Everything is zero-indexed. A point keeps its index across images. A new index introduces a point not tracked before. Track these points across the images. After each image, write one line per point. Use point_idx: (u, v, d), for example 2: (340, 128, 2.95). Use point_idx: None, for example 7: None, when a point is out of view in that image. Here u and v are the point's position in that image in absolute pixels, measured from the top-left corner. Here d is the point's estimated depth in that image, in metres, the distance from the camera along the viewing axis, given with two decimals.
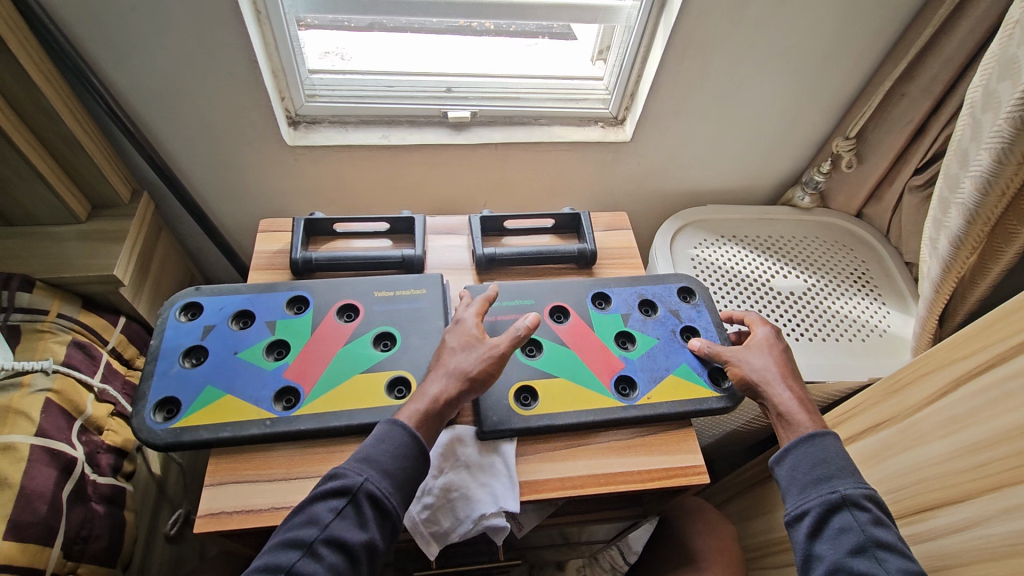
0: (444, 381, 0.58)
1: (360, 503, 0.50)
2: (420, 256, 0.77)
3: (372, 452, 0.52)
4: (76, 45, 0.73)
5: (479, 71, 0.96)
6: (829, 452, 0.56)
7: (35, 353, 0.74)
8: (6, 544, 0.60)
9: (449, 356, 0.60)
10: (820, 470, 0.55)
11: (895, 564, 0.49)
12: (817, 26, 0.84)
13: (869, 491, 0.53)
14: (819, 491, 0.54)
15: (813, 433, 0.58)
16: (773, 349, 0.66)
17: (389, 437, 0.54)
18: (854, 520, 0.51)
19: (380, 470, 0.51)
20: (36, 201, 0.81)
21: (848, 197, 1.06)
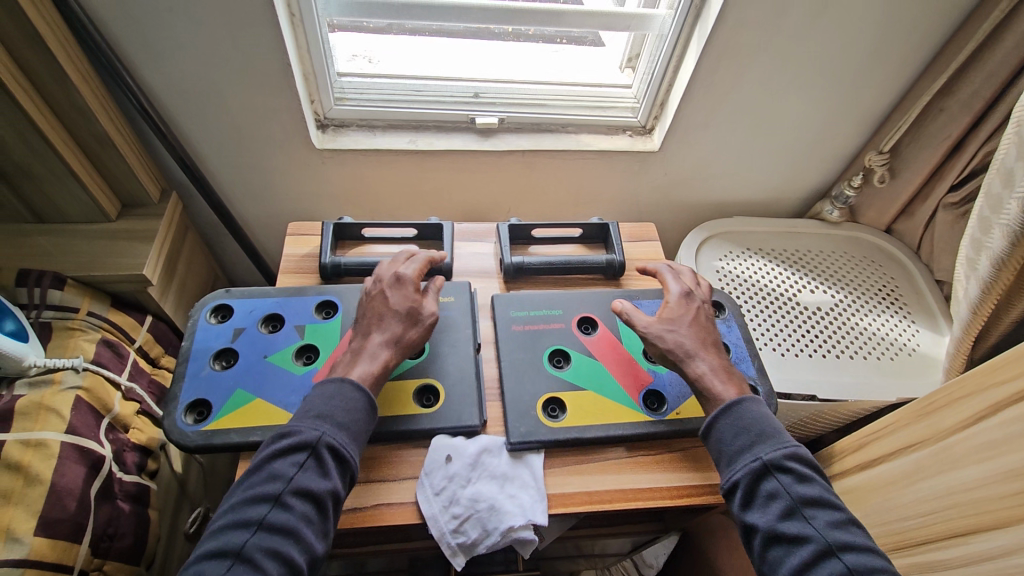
0: (384, 347, 0.60)
1: (319, 454, 0.52)
2: (450, 263, 0.77)
3: (321, 407, 0.55)
4: (114, 45, 0.74)
5: (507, 77, 0.96)
6: (748, 420, 0.57)
7: (67, 351, 0.74)
8: (37, 540, 0.61)
9: (381, 319, 0.62)
10: (742, 440, 0.56)
11: (822, 519, 0.51)
12: (853, 39, 0.84)
13: (789, 451, 0.55)
14: (744, 460, 0.55)
15: (733, 401, 0.59)
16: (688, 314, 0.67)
17: (335, 392, 0.56)
18: (779, 483, 0.53)
19: (333, 423, 0.54)
20: (69, 198, 0.82)
21: (878, 211, 1.05)
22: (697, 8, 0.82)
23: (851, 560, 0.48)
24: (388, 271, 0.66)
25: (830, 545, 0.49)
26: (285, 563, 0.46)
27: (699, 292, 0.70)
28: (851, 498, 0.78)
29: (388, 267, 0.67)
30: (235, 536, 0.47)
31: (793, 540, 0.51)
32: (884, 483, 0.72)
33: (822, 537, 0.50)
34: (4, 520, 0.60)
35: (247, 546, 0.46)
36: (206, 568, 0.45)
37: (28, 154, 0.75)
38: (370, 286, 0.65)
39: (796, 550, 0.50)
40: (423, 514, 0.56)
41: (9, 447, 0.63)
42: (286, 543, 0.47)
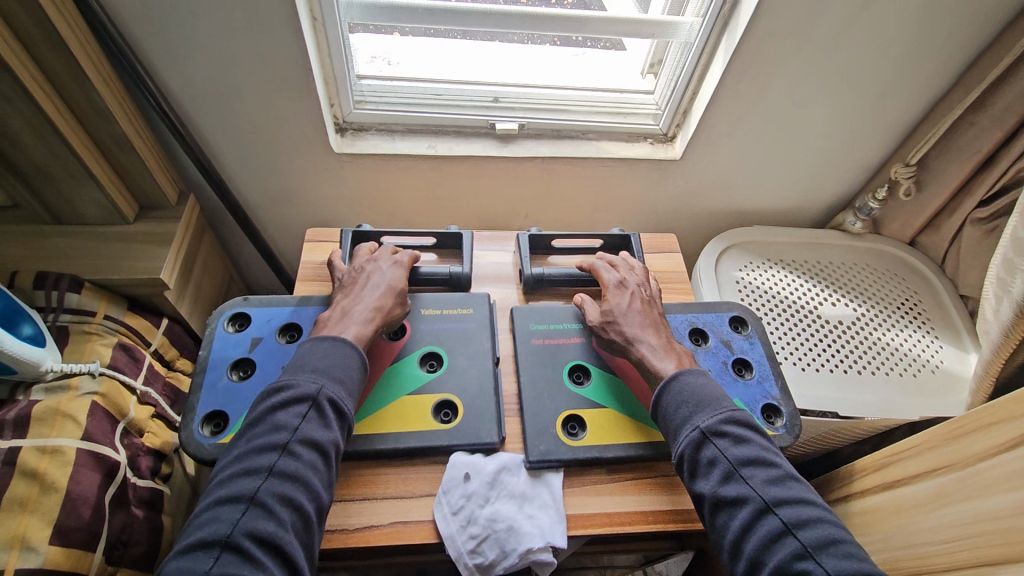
0: (380, 313, 0.63)
1: (321, 405, 0.53)
2: (467, 273, 0.76)
3: (321, 364, 0.55)
4: (135, 47, 0.73)
5: (527, 82, 0.95)
6: (683, 392, 0.59)
7: (83, 355, 0.74)
8: (52, 549, 0.61)
9: (375, 288, 0.65)
10: (682, 411, 0.58)
11: (759, 477, 0.53)
12: (885, 50, 0.81)
13: (725, 415, 0.56)
14: (683, 432, 0.57)
15: (672, 376, 0.60)
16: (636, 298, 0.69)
17: (332, 348, 0.57)
18: (716, 448, 0.55)
19: (333, 377, 0.55)
20: (87, 200, 0.81)
21: (902, 224, 1.03)
22: (725, 15, 0.80)
23: (787, 515, 0.49)
24: (384, 254, 0.70)
25: (767, 502, 0.51)
26: (297, 510, 0.47)
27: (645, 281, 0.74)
28: (872, 519, 0.76)
29: (382, 252, 0.71)
30: (246, 482, 0.47)
31: (733, 503, 0.52)
32: (907, 507, 0.70)
33: (759, 496, 0.51)
34: (20, 528, 0.60)
35: (260, 491, 0.46)
36: (221, 513, 0.45)
37: (46, 154, 0.74)
38: (362, 264, 0.69)
39: (738, 513, 0.51)
40: (440, 534, 0.55)
41: (25, 454, 0.63)
42: (296, 489, 0.48)
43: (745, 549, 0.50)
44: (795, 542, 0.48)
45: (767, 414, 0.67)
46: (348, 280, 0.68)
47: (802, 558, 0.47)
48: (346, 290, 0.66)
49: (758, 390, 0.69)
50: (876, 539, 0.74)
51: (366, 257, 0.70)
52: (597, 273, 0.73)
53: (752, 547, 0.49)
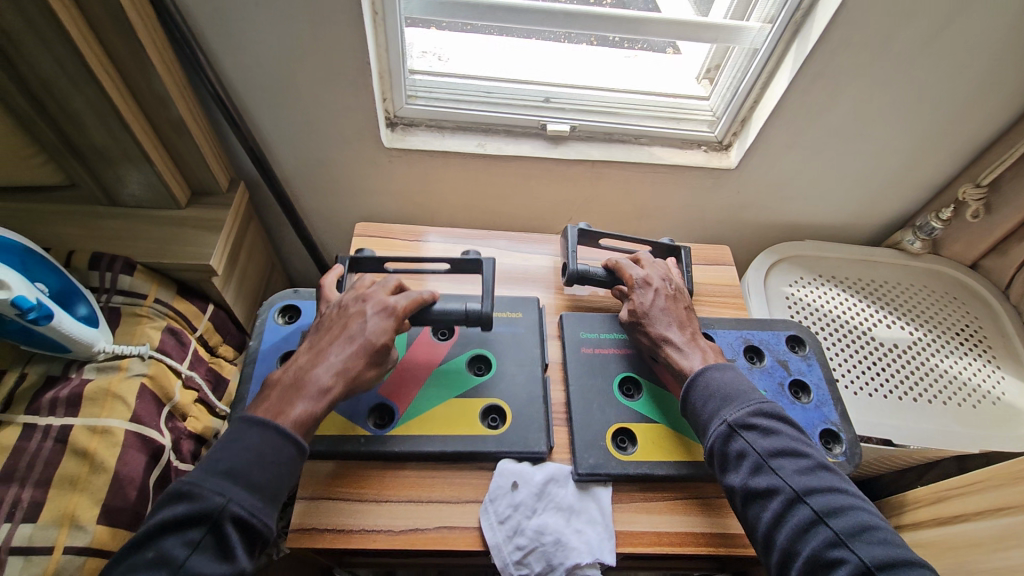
0: (338, 385, 0.54)
1: (221, 528, 0.45)
2: (489, 312, 0.62)
3: (235, 463, 0.47)
4: (199, 35, 0.72)
5: (579, 83, 0.93)
6: (708, 388, 0.58)
7: (133, 338, 0.75)
8: (99, 528, 0.62)
9: (344, 347, 0.55)
10: (710, 406, 0.57)
11: (789, 467, 0.51)
12: (964, 64, 0.78)
13: (753, 408, 0.55)
14: (711, 426, 0.56)
15: (696, 374, 0.59)
16: (669, 303, 0.67)
17: (258, 444, 0.49)
18: (744, 439, 0.54)
19: (245, 487, 0.47)
20: (143, 184, 0.81)
21: (965, 246, 0.99)
22: (796, 23, 0.77)
23: (819, 503, 0.49)
24: (377, 294, 0.58)
25: (798, 492, 0.50)
26: None
27: (677, 280, 0.70)
28: (925, 553, 0.73)
29: (377, 289, 0.59)
30: None
31: (764, 494, 0.51)
32: (964, 545, 0.67)
33: (790, 486, 0.50)
34: (69, 506, 0.61)
35: None
36: None
37: (106, 137, 0.73)
38: (349, 301, 0.59)
39: (768, 504, 0.50)
40: (487, 542, 0.55)
41: (76, 433, 0.65)
42: None
43: (777, 540, 0.49)
44: (828, 530, 0.47)
45: (825, 440, 0.66)
46: (328, 323, 0.58)
47: (836, 545, 0.46)
48: (318, 337, 0.57)
49: (817, 415, 0.67)
50: None
51: (356, 294, 0.59)
52: (622, 270, 0.70)
53: (785, 537, 0.48)
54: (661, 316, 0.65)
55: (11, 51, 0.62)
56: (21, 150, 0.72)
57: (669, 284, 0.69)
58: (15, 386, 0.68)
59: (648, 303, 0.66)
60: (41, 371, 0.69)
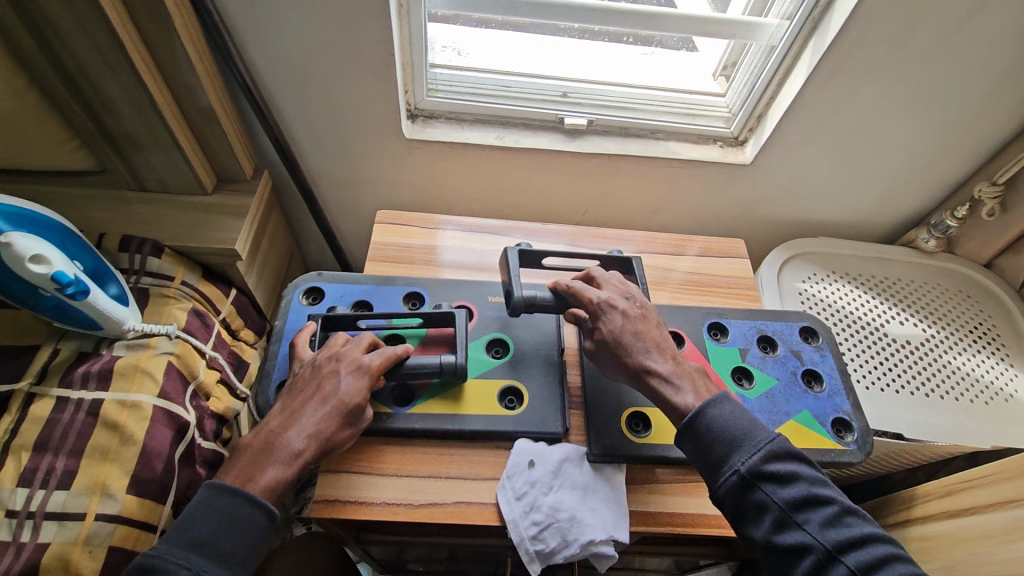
0: (309, 450, 0.55)
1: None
2: (462, 365, 0.62)
3: (204, 531, 0.50)
4: (229, 25, 0.74)
5: (597, 79, 0.94)
6: (711, 431, 0.55)
7: (162, 318, 0.77)
8: (128, 497, 0.64)
9: (315, 410, 0.56)
10: (716, 451, 0.54)
11: (815, 520, 0.50)
12: (982, 61, 0.78)
13: (765, 452, 0.53)
14: (721, 474, 0.53)
15: (696, 412, 0.56)
16: (641, 326, 0.61)
17: (227, 512, 0.51)
18: (762, 492, 0.51)
19: (211, 554, 0.49)
20: (172, 170, 0.83)
21: (980, 244, 0.99)
22: (814, 19, 0.78)
23: (852, 561, 0.48)
24: (351, 354, 0.60)
25: (829, 550, 0.49)
26: None
27: (636, 293, 0.65)
28: (934, 546, 0.74)
29: (351, 349, 0.61)
30: None
31: (793, 552, 0.50)
32: (973, 537, 0.68)
33: (818, 542, 0.49)
34: (101, 476, 0.64)
35: None
36: None
37: (138, 123, 0.75)
38: (323, 362, 0.60)
39: (799, 561, 0.49)
40: (503, 517, 0.57)
41: (107, 407, 0.67)
42: None
43: None
44: None
45: (837, 428, 0.69)
46: (301, 383, 0.59)
47: None
48: (291, 397, 0.58)
49: (829, 404, 0.70)
50: (935, 567, 0.72)
51: (330, 354, 0.61)
52: (580, 295, 0.62)
53: None
54: (638, 343, 0.60)
55: (53, 39, 0.64)
56: (56, 134, 0.75)
57: (632, 304, 0.63)
58: (48, 360, 0.70)
59: (618, 330, 0.60)
60: (73, 347, 0.72)
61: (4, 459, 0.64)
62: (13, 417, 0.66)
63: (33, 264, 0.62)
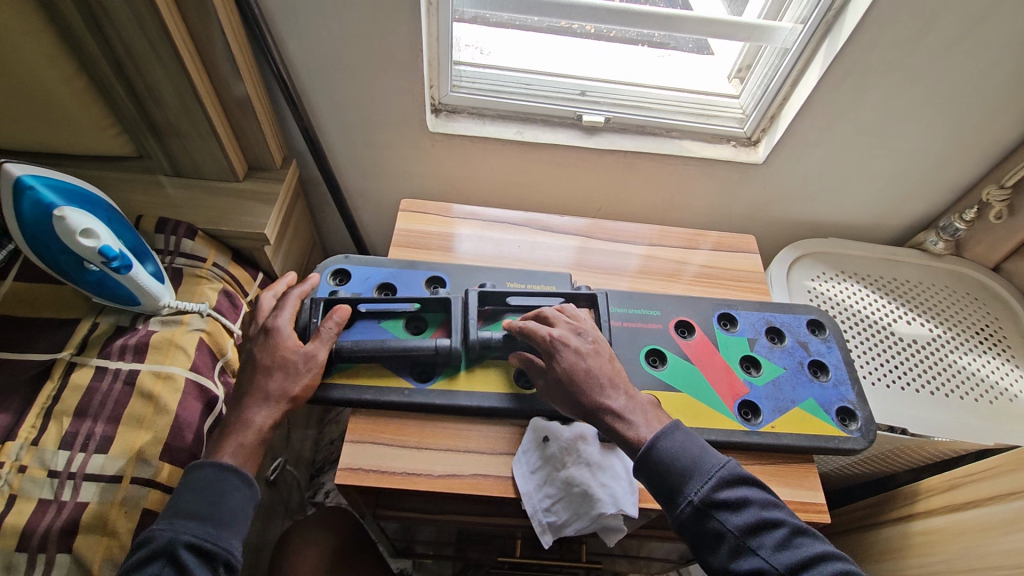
0: (266, 413, 0.61)
1: (175, 556, 0.52)
2: (457, 347, 0.67)
3: (181, 503, 0.55)
4: (267, 18, 0.78)
5: (615, 78, 0.97)
6: (662, 462, 0.55)
7: (194, 296, 0.81)
8: (162, 464, 0.67)
9: (257, 381, 0.62)
10: (669, 482, 0.55)
11: (768, 544, 0.51)
12: (991, 67, 0.80)
13: (716, 480, 0.54)
14: (677, 505, 0.54)
15: (648, 446, 0.56)
16: (595, 362, 0.61)
17: (198, 483, 0.56)
18: (716, 520, 0.52)
19: (193, 519, 0.54)
20: (206, 156, 0.86)
21: (987, 248, 1.01)
22: (827, 23, 0.81)
23: None
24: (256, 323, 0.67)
25: (783, 573, 0.50)
26: None
27: (589, 328, 0.65)
28: (937, 538, 0.75)
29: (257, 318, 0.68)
30: None
31: None
32: (973, 529, 0.70)
33: (773, 566, 0.50)
34: (136, 442, 0.67)
35: None
36: None
37: (179, 110, 0.79)
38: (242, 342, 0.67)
39: None
40: (520, 490, 0.61)
41: (143, 377, 0.71)
42: None
43: None
44: None
45: (842, 417, 0.72)
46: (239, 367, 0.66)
47: None
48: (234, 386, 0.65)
49: (834, 393, 0.73)
50: (935, 559, 0.74)
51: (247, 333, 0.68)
52: (532, 333, 0.63)
53: None
54: (592, 379, 0.60)
55: (106, 25, 0.68)
56: (100, 120, 0.79)
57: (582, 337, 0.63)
58: (88, 333, 0.74)
59: (568, 366, 0.61)
60: (111, 321, 0.75)
61: (47, 424, 0.67)
62: (55, 384, 0.70)
63: (82, 237, 0.66)
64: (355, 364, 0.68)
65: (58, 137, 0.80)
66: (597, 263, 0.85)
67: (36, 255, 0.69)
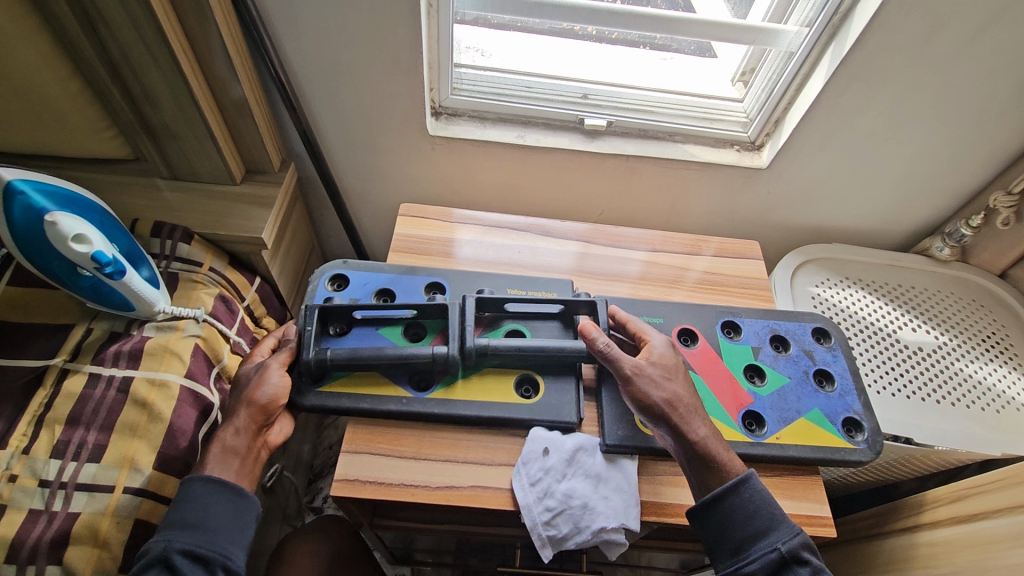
0: (230, 422, 0.61)
1: (169, 562, 0.52)
2: (455, 356, 0.65)
3: (173, 515, 0.55)
4: (265, 19, 0.76)
5: (618, 81, 0.96)
6: (757, 503, 0.56)
7: (190, 302, 0.80)
8: (155, 474, 0.66)
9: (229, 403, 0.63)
10: (756, 524, 0.55)
11: None
12: (1001, 71, 0.79)
13: (804, 539, 0.55)
14: (760, 547, 0.54)
15: (741, 478, 0.57)
16: (682, 385, 0.63)
17: (186, 495, 0.56)
18: (797, 574, 0.53)
19: (182, 527, 0.54)
20: (203, 160, 0.85)
21: (994, 254, 1.00)
22: (833, 27, 0.80)
23: None
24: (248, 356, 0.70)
25: None
26: None
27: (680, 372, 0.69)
28: (942, 551, 0.74)
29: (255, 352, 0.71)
30: None
31: None
32: (981, 542, 0.69)
33: None
34: (130, 451, 0.66)
35: None
36: None
37: (175, 113, 0.78)
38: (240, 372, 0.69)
39: None
40: (518, 502, 0.60)
41: (137, 384, 0.70)
42: None
43: None
44: None
45: (848, 428, 0.71)
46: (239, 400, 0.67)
47: None
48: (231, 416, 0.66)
49: (840, 403, 0.72)
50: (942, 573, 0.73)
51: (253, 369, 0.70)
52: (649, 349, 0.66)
53: None
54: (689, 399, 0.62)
55: (100, 26, 0.67)
56: (95, 122, 0.78)
57: (675, 363, 0.65)
58: (82, 339, 0.73)
59: (656, 379, 0.62)
60: (105, 327, 0.74)
61: (39, 432, 0.66)
62: (48, 391, 0.69)
63: (75, 243, 0.65)
64: (353, 373, 0.67)
65: (53, 140, 0.79)
66: (598, 269, 0.84)
67: (29, 260, 0.68)
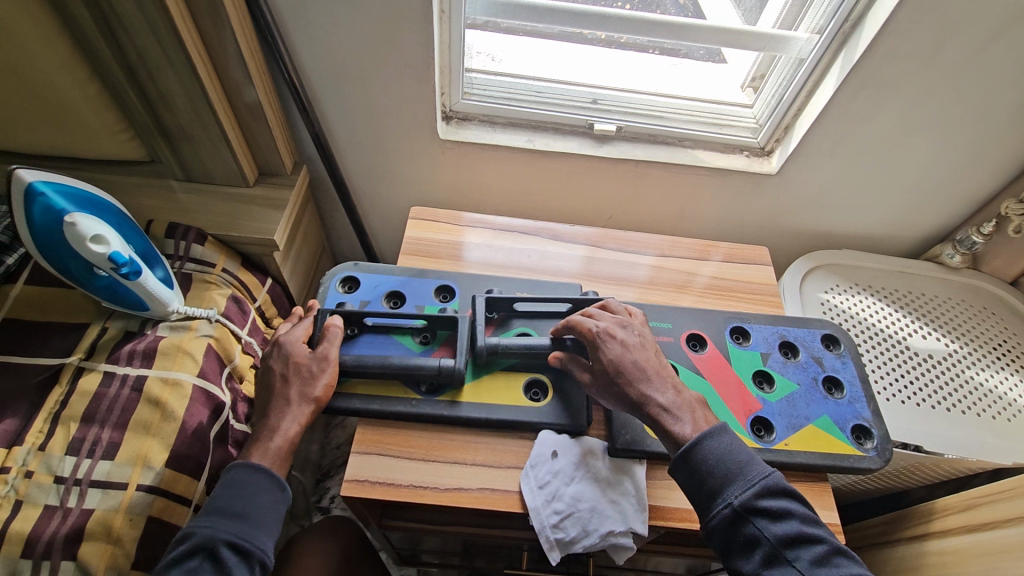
0: (292, 416, 0.61)
1: (215, 552, 0.53)
2: (461, 369, 0.65)
3: (218, 501, 0.56)
4: (278, 23, 0.77)
5: (627, 87, 0.96)
6: (707, 462, 0.55)
7: (203, 302, 0.81)
8: (166, 471, 0.67)
9: (277, 388, 0.63)
10: (707, 484, 0.54)
11: (807, 558, 0.50)
12: (1013, 77, 0.79)
13: (759, 488, 0.53)
14: (714, 507, 0.53)
15: (694, 442, 0.56)
16: (639, 354, 0.62)
17: (233, 484, 0.57)
18: (754, 526, 0.52)
19: (229, 517, 0.55)
20: (217, 162, 0.86)
21: (1007, 261, 0.99)
22: (843, 35, 0.80)
23: None
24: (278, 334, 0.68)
25: None
26: None
27: (636, 323, 0.66)
28: (953, 560, 0.73)
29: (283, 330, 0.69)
30: None
31: None
32: (990, 552, 0.68)
33: None
34: (143, 449, 0.67)
35: None
36: None
37: (190, 116, 0.79)
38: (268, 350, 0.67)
39: None
40: (526, 505, 0.61)
41: (151, 384, 0.71)
42: None
43: None
44: None
45: (857, 435, 0.71)
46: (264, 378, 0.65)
47: None
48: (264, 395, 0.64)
49: (849, 410, 0.72)
50: None
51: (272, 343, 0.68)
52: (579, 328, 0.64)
53: None
54: (639, 371, 0.60)
55: (118, 29, 0.68)
56: (112, 125, 0.79)
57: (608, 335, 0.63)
58: (97, 337, 0.74)
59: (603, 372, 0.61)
60: (120, 326, 0.75)
61: (55, 429, 0.67)
62: (63, 388, 0.70)
63: (93, 244, 0.66)
64: (360, 380, 0.67)
65: (70, 141, 0.81)
66: (606, 272, 0.84)
67: (46, 259, 0.69)
